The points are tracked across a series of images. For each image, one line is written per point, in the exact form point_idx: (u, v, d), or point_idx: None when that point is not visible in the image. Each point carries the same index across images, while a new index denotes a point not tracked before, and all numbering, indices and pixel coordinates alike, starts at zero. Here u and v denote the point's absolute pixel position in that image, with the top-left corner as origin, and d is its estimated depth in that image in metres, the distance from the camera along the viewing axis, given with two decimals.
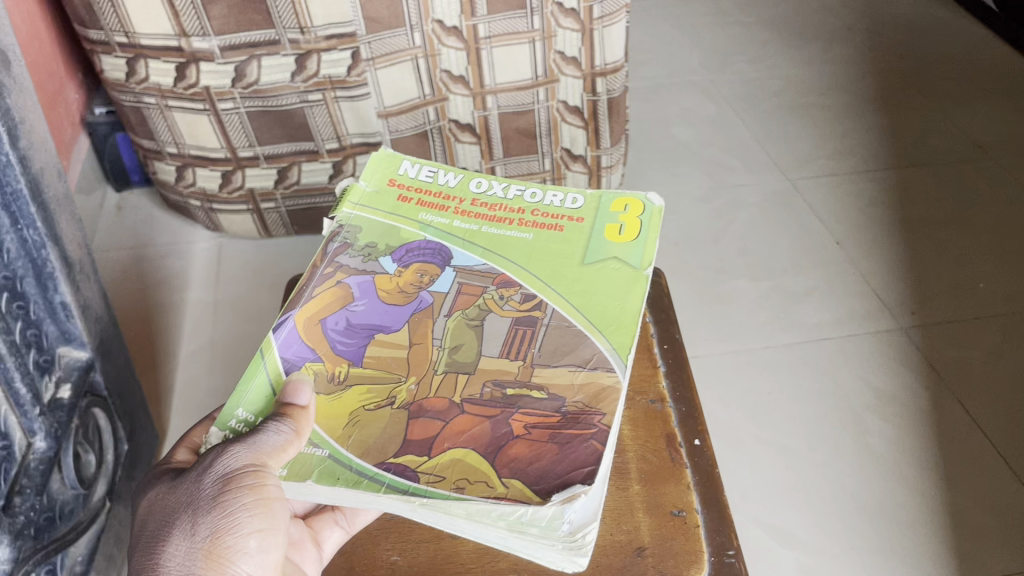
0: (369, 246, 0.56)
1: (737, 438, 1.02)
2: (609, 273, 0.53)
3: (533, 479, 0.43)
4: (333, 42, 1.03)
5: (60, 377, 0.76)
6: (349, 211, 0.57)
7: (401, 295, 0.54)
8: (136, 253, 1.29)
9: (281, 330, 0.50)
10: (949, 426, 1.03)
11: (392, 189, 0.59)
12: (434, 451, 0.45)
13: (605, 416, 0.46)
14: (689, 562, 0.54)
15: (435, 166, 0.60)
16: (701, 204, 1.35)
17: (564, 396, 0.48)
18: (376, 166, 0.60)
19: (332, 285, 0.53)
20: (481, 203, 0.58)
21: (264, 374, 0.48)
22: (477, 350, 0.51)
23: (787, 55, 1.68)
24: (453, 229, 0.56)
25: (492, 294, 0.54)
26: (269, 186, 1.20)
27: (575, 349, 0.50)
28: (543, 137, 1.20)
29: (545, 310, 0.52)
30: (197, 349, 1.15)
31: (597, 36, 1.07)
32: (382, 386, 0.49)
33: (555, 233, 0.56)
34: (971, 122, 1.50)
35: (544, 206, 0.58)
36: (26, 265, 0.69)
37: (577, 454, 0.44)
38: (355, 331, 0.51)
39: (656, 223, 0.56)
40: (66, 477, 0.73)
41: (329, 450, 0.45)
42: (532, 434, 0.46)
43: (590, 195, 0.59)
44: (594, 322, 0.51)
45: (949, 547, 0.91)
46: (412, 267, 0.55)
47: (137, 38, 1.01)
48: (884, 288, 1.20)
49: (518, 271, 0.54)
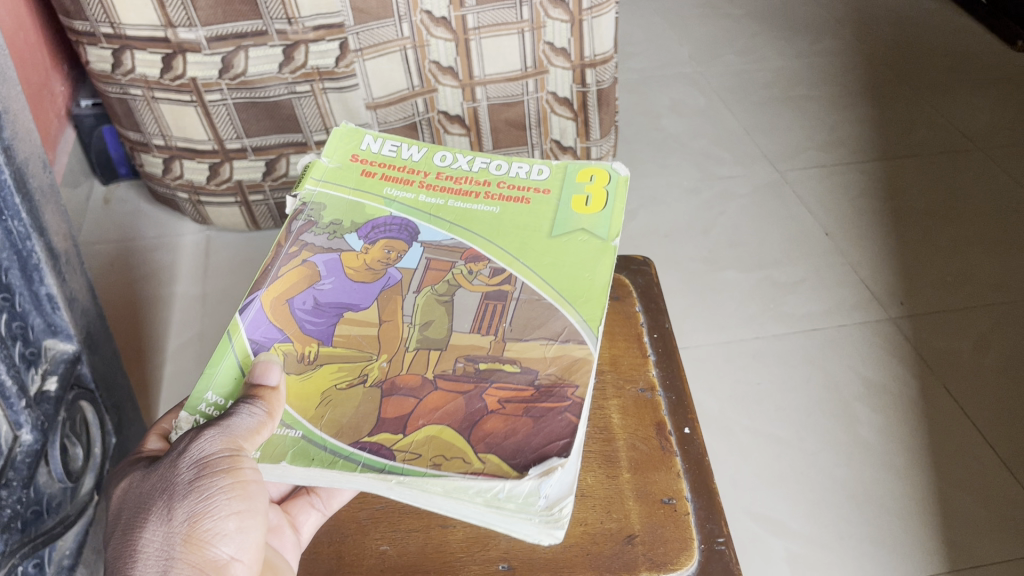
0: (334, 223, 0.55)
1: (727, 428, 1.02)
2: (577, 244, 0.53)
3: (509, 453, 0.43)
4: (321, 32, 1.03)
5: (47, 370, 0.75)
6: (312, 187, 0.57)
7: (370, 273, 0.53)
8: (124, 246, 1.28)
9: (247, 311, 0.50)
10: (937, 415, 1.03)
11: (354, 163, 0.58)
12: (408, 428, 0.45)
13: (577, 388, 0.46)
14: (680, 549, 0.55)
15: (398, 140, 0.60)
16: (690, 196, 1.35)
17: (536, 369, 0.48)
18: (336, 141, 0.59)
19: (298, 264, 0.53)
20: (446, 176, 0.58)
21: (232, 355, 0.48)
22: (448, 326, 0.51)
23: (775, 47, 1.68)
24: (419, 204, 0.56)
25: (461, 269, 0.53)
26: (257, 178, 1.19)
27: (547, 322, 0.50)
28: (533, 128, 1.20)
29: (515, 284, 0.52)
30: (186, 341, 1.15)
31: (586, 27, 1.07)
32: (354, 365, 0.48)
33: (521, 205, 0.56)
34: (958, 113, 1.50)
35: (510, 178, 0.58)
36: (11, 256, 0.68)
37: (552, 427, 0.44)
38: (323, 310, 0.51)
39: (622, 194, 0.57)
40: (53, 470, 0.73)
41: (302, 431, 0.44)
42: (506, 408, 0.45)
43: (555, 165, 0.59)
44: (564, 293, 0.51)
45: (938, 536, 0.91)
46: (379, 244, 0.54)
47: (123, 30, 1.00)
48: (873, 279, 1.20)
49: (485, 244, 0.54)
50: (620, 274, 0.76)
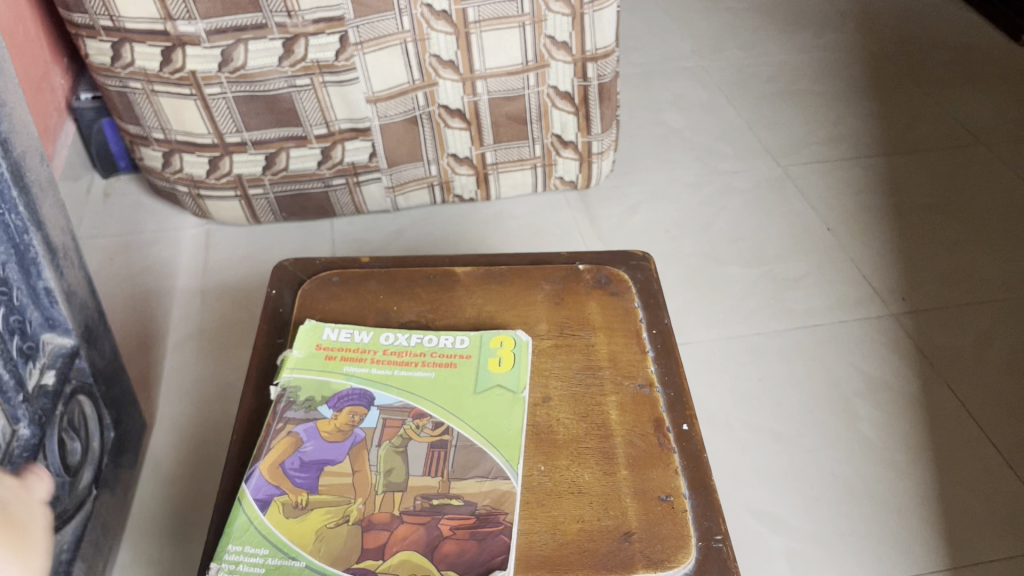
0: (309, 398, 0.63)
1: (727, 424, 1.02)
2: (496, 400, 0.63)
3: (463, 569, 0.52)
4: (321, 26, 1.03)
5: (45, 364, 0.74)
6: (289, 375, 0.65)
7: (340, 433, 0.61)
8: (124, 240, 1.27)
9: (250, 478, 0.58)
10: (938, 411, 1.03)
11: (319, 351, 0.67)
12: (387, 554, 0.53)
13: (509, 514, 0.56)
14: (678, 546, 0.55)
15: (352, 327, 0.69)
16: (692, 191, 1.34)
17: (475, 501, 0.56)
18: (303, 337, 0.68)
19: (284, 436, 0.60)
20: (391, 352, 0.67)
21: (243, 516, 0.55)
22: (406, 470, 0.58)
23: (778, 42, 1.68)
24: (373, 376, 0.65)
25: (411, 425, 0.61)
26: (257, 172, 1.18)
27: (479, 461, 0.58)
28: (534, 122, 1.19)
29: (453, 434, 0.60)
30: (185, 337, 1.13)
31: (588, 20, 1.08)
32: (337, 507, 0.56)
33: (450, 369, 0.65)
34: (961, 108, 1.49)
35: (440, 348, 0.67)
36: (8, 250, 0.68)
37: (493, 545, 0.54)
38: (310, 466, 0.58)
39: (528, 356, 0.67)
40: (50, 464, 0.73)
41: (305, 561, 0.53)
42: (457, 533, 0.54)
43: (474, 335, 0.68)
44: (491, 440, 0.60)
45: (939, 533, 0.91)
46: (344, 411, 0.62)
47: (123, 22, 1.00)
48: (875, 274, 1.20)
49: (426, 405, 0.62)
50: (619, 269, 0.75)
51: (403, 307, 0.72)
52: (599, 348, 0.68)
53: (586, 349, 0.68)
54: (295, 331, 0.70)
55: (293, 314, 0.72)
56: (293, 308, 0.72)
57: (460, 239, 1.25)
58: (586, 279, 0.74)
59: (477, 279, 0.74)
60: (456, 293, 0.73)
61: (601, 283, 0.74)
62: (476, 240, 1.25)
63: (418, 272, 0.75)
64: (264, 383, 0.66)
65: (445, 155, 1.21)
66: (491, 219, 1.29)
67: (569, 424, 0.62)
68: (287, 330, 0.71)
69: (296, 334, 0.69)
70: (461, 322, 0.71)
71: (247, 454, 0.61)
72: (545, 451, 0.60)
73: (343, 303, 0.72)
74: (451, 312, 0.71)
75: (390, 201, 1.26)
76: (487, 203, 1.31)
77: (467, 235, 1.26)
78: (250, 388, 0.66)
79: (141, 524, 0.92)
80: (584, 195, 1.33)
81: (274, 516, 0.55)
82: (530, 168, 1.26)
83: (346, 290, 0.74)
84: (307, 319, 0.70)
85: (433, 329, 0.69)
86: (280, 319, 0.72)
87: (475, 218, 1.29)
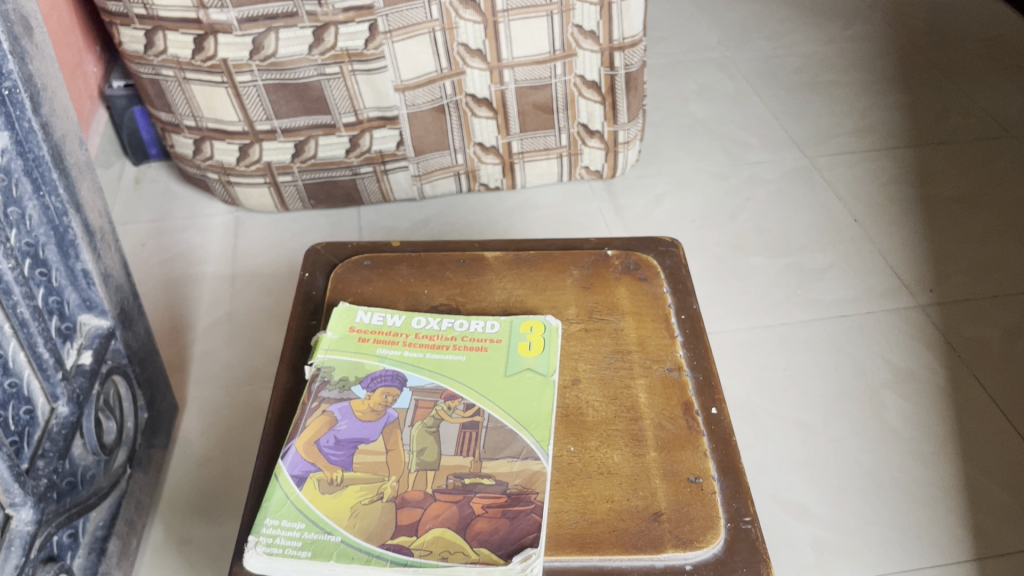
0: (343, 379, 0.64)
1: (752, 413, 1.02)
2: (525, 383, 0.63)
3: (495, 546, 0.53)
4: (350, 14, 1.05)
5: (82, 345, 0.76)
6: (323, 355, 0.66)
7: (373, 413, 0.62)
8: (154, 226, 1.29)
9: (287, 455, 0.59)
10: (966, 404, 1.02)
11: (352, 334, 0.68)
12: (420, 531, 0.54)
13: (540, 494, 0.56)
14: (707, 527, 0.55)
15: (385, 311, 0.70)
16: (718, 181, 1.34)
17: (507, 481, 0.57)
18: (336, 319, 0.69)
19: (320, 415, 0.62)
20: (423, 335, 0.68)
21: (280, 491, 0.57)
22: (438, 450, 0.59)
23: (805, 32, 1.66)
24: (405, 358, 0.66)
25: (442, 406, 0.62)
26: (286, 160, 1.19)
27: (510, 443, 0.59)
28: (560, 112, 1.20)
29: (483, 416, 0.61)
30: (214, 322, 1.14)
31: (615, 10, 1.10)
32: (372, 484, 0.57)
33: (481, 353, 0.66)
34: (991, 100, 1.48)
35: (471, 333, 0.68)
36: (48, 231, 0.69)
37: (525, 525, 0.54)
38: (344, 445, 0.59)
39: (556, 341, 0.67)
40: (87, 443, 0.75)
41: (342, 536, 0.54)
42: (490, 512, 0.55)
43: (504, 320, 0.69)
44: (521, 421, 0.61)
45: (966, 525, 0.91)
46: (378, 391, 0.63)
47: (156, 10, 1.03)
48: (902, 266, 1.19)
49: (458, 386, 0.63)
50: (647, 256, 0.76)
51: (434, 291, 0.73)
52: (628, 333, 0.68)
53: (615, 332, 0.68)
54: (329, 313, 0.71)
55: (326, 296, 0.73)
56: (326, 291, 0.73)
57: (486, 228, 1.26)
58: (615, 265, 0.74)
59: (507, 263, 0.75)
60: (486, 278, 0.74)
61: (630, 268, 0.74)
62: (501, 230, 1.25)
63: (449, 257, 0.76)
64: (298, 363, 0.68)
65: (472, 144, 1.22)
66: (516, 208, 1.29)
67: (599, 406, 0.63)
68: (320, 312, 0.72)
69: (329, 315, 0.70)
70: (490, 306, 0.71)
71: (282, 432, 0.62)
72: (575, 432, 0.61)
73: (375, 286, 0.73)
74: (481, 296, 0.72)
75: (416, 189, 1.26)
76: (512, 192, 1.32)
77: (493, 224, 1.27)
78: (285, 366, 0.67)
79: (172, 504, 0.94)
80: (609, 184, 1.33)
81: (309, 490, 0.57)
82: (556, 157, 1.26)
83: (378, 274, 0.75)
84: (341, 301, 0.71)
85: (463, 313, 0.70)
86: (313, 302, 0.73)
87: (501, 207, 1.29)
